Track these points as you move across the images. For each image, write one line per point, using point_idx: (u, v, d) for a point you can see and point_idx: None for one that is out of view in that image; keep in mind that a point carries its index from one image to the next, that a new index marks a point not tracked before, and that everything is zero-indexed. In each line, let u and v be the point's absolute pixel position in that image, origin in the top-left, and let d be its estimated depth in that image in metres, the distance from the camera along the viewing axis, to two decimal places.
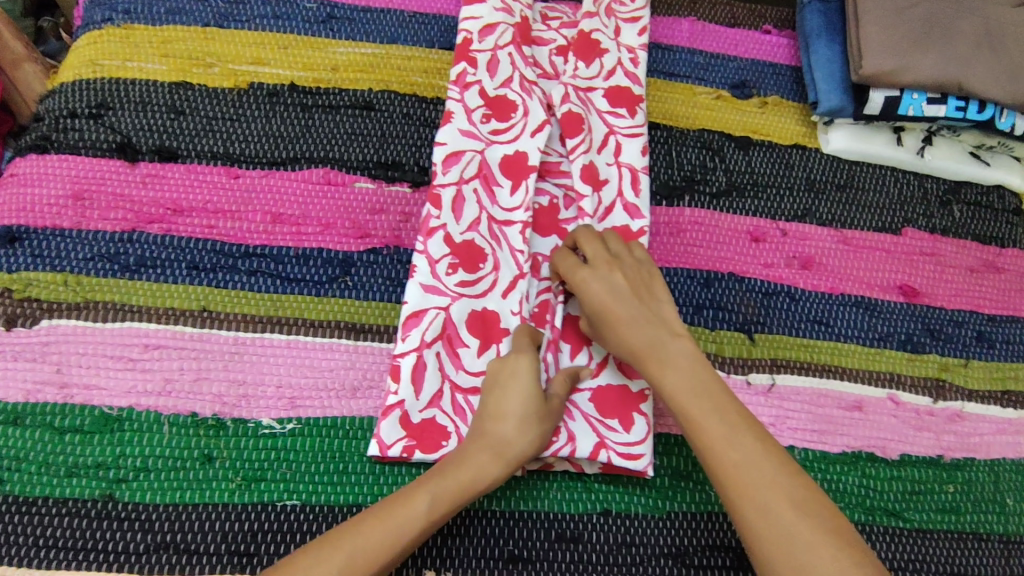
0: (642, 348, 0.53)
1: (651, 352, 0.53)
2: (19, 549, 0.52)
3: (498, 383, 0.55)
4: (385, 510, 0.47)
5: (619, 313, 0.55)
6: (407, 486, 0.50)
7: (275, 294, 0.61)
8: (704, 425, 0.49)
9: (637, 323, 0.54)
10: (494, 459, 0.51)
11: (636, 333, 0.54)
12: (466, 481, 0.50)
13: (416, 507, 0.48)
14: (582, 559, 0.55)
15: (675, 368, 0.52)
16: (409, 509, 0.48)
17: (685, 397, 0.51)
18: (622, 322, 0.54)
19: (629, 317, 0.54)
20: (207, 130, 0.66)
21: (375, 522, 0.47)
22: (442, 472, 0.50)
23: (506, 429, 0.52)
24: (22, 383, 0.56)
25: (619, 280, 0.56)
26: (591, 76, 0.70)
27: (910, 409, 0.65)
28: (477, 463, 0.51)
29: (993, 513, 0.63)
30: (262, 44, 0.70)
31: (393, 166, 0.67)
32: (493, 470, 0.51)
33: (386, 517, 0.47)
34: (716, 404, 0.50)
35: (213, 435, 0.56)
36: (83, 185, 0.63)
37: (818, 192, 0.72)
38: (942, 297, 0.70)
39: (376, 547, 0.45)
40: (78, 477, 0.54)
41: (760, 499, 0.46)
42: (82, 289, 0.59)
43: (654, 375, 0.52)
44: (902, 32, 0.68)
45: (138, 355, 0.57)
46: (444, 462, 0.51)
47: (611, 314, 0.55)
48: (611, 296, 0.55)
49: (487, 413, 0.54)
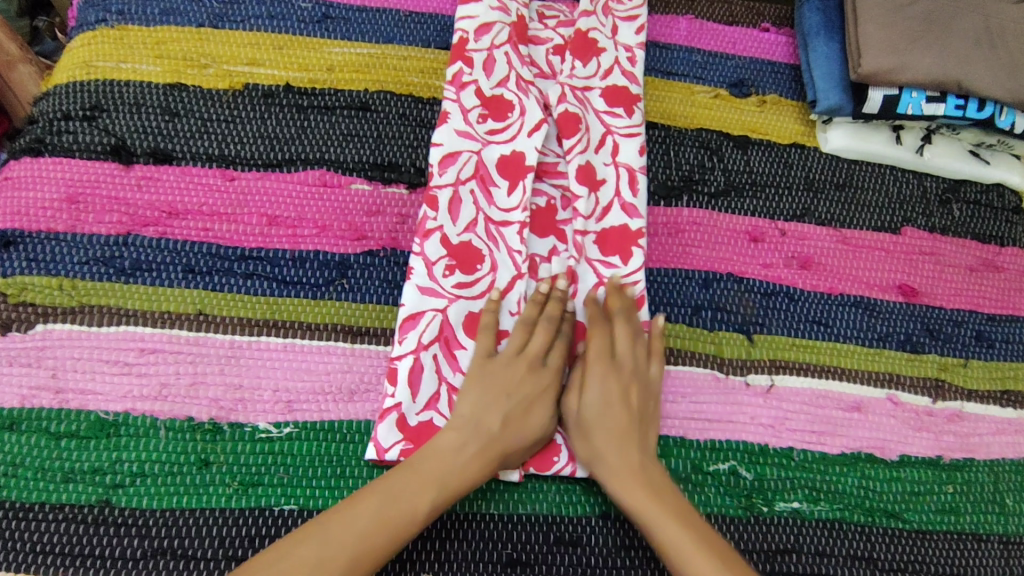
0: (633, 469, 0.53)
1: (642, 477, 0.53)
2: (17, 555, 0.51)
3: (514, 380, 0.55)
4: (389, 505, 0.49)
5: (622, 428, 0.54)
6: (409, 476, 0.50)
7: (272, 297, 0.61)
8: (694, 562, 0.49)
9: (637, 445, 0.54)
10: (495, 463, 0.53)
11: (633, 453, 0.54)
12: (467, 480, 0.51)
13: (420, 506, 0.49)
14: (581, 562, 0.55)
15: (661, 496, 0.52)
16: (413, 505, 0.49)
17: (673, 526, 0.50)
18: (619, 438, 0.54)
19: (629, 434, 0.54)
20: (202, 132, 0.66)
21: (377, 518, 0.48)
22: (445, 468, 0.51)
23: (518, 436, 0.54)
24: (18, 389, 0.56)
25: (618, 390, 0.56)
26: (587, 76, 0.69)
27: (910, 409, 0.65)
28: (482, 463, 0.52)
29: (993, 513, 0.63)
30: (256, 44, 0.70)
31: (389, 168, 0.67)
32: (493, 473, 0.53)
33: (385, 516, 0.48)
34: (704, 539, 0.50)
35: (210, 439, 0.56)
36: (77, 188, 0.62)
37: (817, 191, 0.72)
38: (942, 296, 0.70)
39: (378, 545, 0.47)
40: (74, 482, 0.54)
41: None
42: (78, 294, 0.59)
43: (641, 498, 0.52)
44: (901, 31, 0.68)
45: (133, 360, 0.57)
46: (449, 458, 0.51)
47: (607, 427, 0.54)
48: (615, 407, 0.55)
49: (501, 408, 0.54)
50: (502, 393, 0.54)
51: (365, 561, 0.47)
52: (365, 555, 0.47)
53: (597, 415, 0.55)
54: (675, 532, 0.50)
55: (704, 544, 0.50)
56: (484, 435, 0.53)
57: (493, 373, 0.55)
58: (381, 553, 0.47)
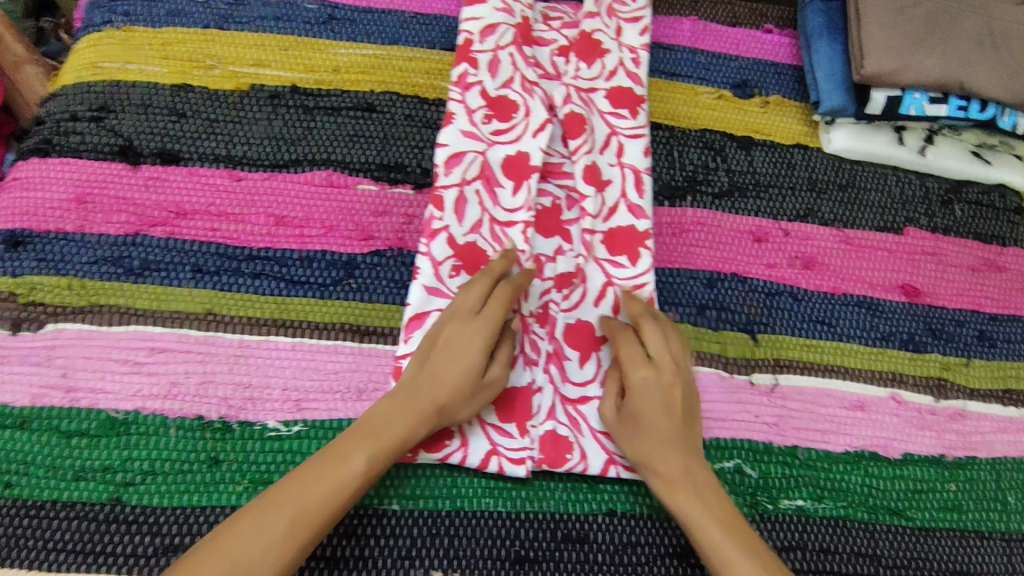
0: (679, 477, 0.52)
1: (692, 481, 0.52)
2: (28, 553, 0.52)
3: (439, 338, 0.54)
4: (317, 475, 0.48)
5: (666, 434, 0.53)
6: (337, 443, 0.49)
7: (280, 297, 0.61)
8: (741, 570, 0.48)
9: (681, 450, 0.53)
10: (424, 420, 0.51)
11: (678, 459, 0.53)
12: (393, 438, 0.50)
13: (352, 467, 0.48)
14: (588, 559, 0.56)
15: (708, 500, 0.51)
16: (342, 467, 0.48)
17: (718, 531, 0.50)
18: (662, 438, 0.53)
19: (674, 438, 0.53)
20: (209, 133, 0.66)
21: (312, 488, 0.47)
22: (370, 431, 0.50)
23: (445, 388, 0.52)
24: (29, 388, 0.56)
25: (662, 391, 0.54)
26: (592, 77, 0.70)
27: (913, 408, 0.66)
28: (407, 420, 0.51)
29: (995, 511, 0.63)
30: (262, 46, 0.70)
31: (395, 168, 0.67)
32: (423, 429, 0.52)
33: (319, 482, 0.47)
34: (751, 547, 0.49)
35: (219, 438, 0.56)
36: (86, 188, 0.63)
37: (820, 191, 0.73)
38: (945, 296, 0.70)
39: (313, 513, 0.46)
40: (85, 480, 0.54)
41: None
42: (87, 293, 0.59)
43: (687, 506, 0.51)
44: (904, 32, 0.68)
45: (143, 359, 0.58)
46: (377, 417, 0.51)
47: (649, 428, 0.53)
48: (662, 412, 0.54)
49: (428, 367, 0.53)
50: (428, 353, 0.54)
51: (302, 529, 0.46)
52: (301, 522, 0.46)
53: (636, 420, 0.54)
54: (718, 537, 0.50)
55: (746, 548, 0.49)
56: (410, 394, 0.52)
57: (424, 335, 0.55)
58: (314, 520, 0.46)
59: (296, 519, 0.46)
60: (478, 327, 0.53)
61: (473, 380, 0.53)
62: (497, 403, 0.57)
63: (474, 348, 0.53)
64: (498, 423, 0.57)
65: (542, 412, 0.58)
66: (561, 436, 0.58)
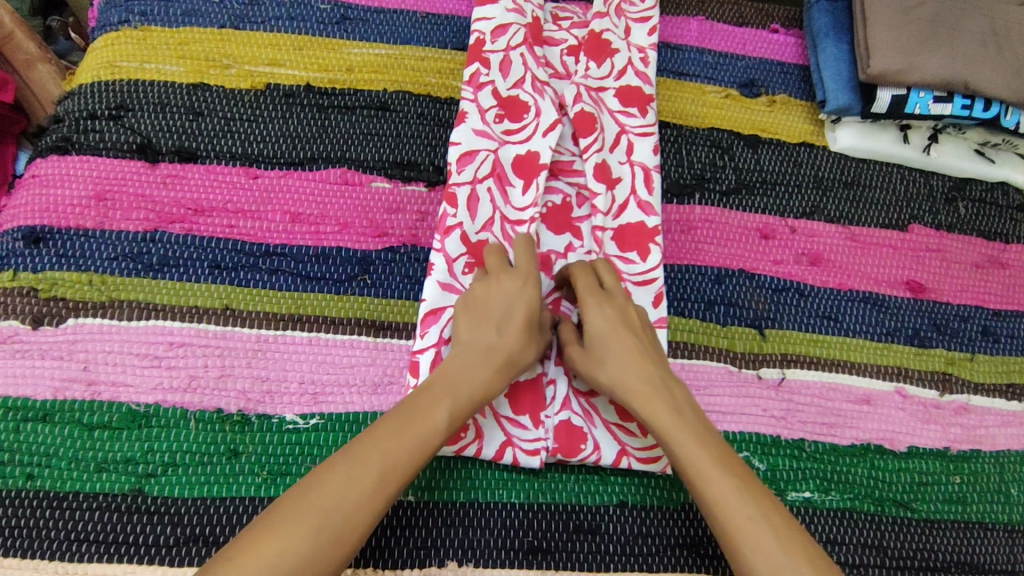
0: (651, 391, 0.53)
1: (664, 395, 0.53)
2: (52, 543, 0.53)
3: (490, 295, 0.56)
4: (398, 433, 0.48)
5: (631, 354, 0.55)
6: (417, 399, 0.51)
7: (297, 292, 0.62)
8: (716, 482, 0.49)
9: (648, 366, 0.55)
10: (500, 371, 0.54)
11: (642, 376, 0.54)
12: (476, 390, 0.52)
13: (436, 420, 0.50)
14: (600, 549, 0.57)
15: (681, 415, 0.52)
16: (429, 420, 0.50)
17: (696, 446, 0.51)
18: (630, 355, 0.55)
19: (640, 358, 0.55)
20: (225, 131, 0.67)
21: (395, 448, 0.48)
22: (450, 386, 0.52)
23: (515, 340, 0.55)
24: (51, 381, 0.57)
25: (621, 314, 0.57)
26: (602, 76, 0.71)
27: (917, 402, 0.67)
28: (486, 371, 0.53)
29: (998, 503, 0.65)
30: (277, 45, 0.71)
31: (409, 166, 0.68)
32: (501, 380, 0.54)
33: (403, 440, 0.48)
34: (726, 461, 0.50)
35: (238, 430, 0.57)
36: (105, 186, 0.64)
37: (826, 189, 0.74)
38: (949, 292, 0.71)
39: (404, 465, 0.48)
40: (107, 472, 0.55)
41: (775, 554, 0.46)
42: (107, 289, 0.60)
43: (659, 416, 0.52)
44: (909, 33, 0.69)
45: (163, 353, 0.59)
46: (452, 373, 0.52)
47: (615, 346, 0.55)
48: (618, 333, 0.56)
49: (490, 323, 0.55)
50: (488, 311, 0.56)
51: (390, 480, 0.47)
52: (392, 471, 0.47)
53: (604, 337, 0.56)
54: (696, 449, 0.51)
55: (720, 462, 0.50)
56: (483, 349, 0.54)
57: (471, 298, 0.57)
58: (405, 471, 0.48)
59: (386, 470, 0.47)
60: (531, 281, 0.57)
61: (535, 332, 0.56)
62: (511, 396, 0.58)
63: (529, 301, 0.56)
64: (512, 415, 0.58)
65: (556, 403, 0.59)
66: (575, 426, 0.58)
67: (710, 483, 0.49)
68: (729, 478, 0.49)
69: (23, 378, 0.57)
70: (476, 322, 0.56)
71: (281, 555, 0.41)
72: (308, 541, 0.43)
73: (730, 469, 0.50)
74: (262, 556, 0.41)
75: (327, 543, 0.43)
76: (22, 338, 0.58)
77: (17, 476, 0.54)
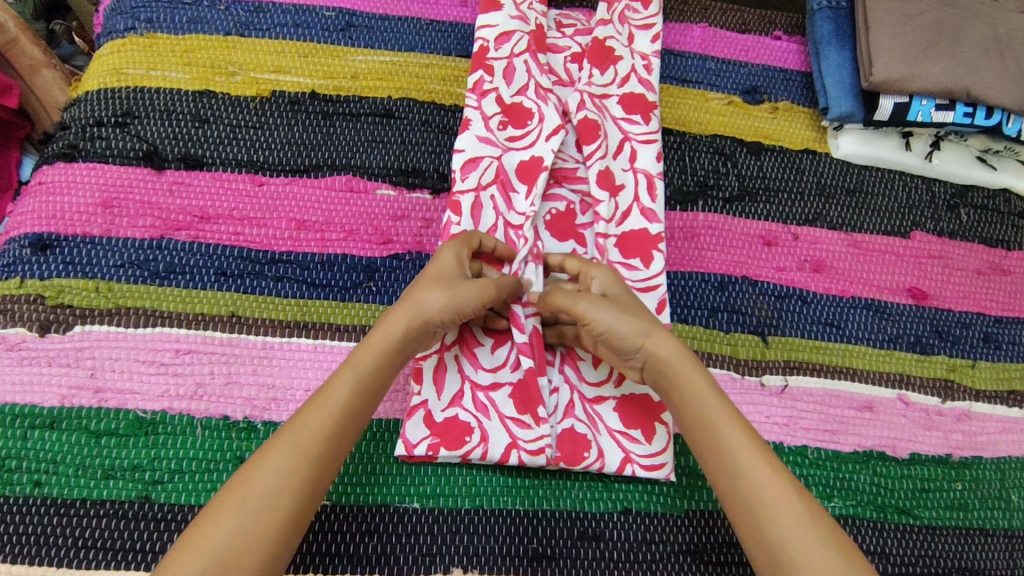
0: (676, 348, 0.53)
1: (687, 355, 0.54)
2: (58, 550, 0.53)
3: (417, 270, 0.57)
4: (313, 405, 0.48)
5: (649, 314, 0.56)
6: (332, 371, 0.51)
7: (302, 300, 0.62)
8: (741, 439, 0.49)
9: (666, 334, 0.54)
10: (407, 320, 0.52)
11: (666, 344, 0.53)
12: (385, 340, 0.51)
13: (341, 383, 0.49)
14: (604, 556, 0.57)
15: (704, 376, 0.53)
16: (335, 385, 0.49)
17: (722, 406, 0.51)
18: (649, 314, 0.55)
19: (656, 318, 0.56)
20: (231, 139, 0.68)
21: (310, 420, 0.48)
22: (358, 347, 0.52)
23: (416, 287, 0.53)
24: (57, 388, 0.57)
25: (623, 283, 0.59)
26: (605, 83, 0.71)
27: (920, 409, 0.67)
28: (393, 323, 0.52)
29: (999, 509, 0.65)
30: (282, 53, 0.71)
31: (413, 173, 0.69)
32: (406, 328, 0.52)
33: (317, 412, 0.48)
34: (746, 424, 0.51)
35: (244, 437, 0.57)
36: (112, 193, 0.64)
37: (829, 196, 0.74)
38: (951, 299, 0.72)
39: (315, 426, 0.47)
40: (115, 479, 0.55)
41: (800, 511, 0.46)
42: (114, 296, 0.61)
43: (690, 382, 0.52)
44: (912, 41, 0.70)
45: (169, 360, 0.59)
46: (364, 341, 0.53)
47: (634, 303, 0.56)
48: (632, 295, 0.57)
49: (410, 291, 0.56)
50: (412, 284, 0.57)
51: (305, 446, 0.47)
52: (301, 440, 0.47)
53: (620, 295, 0.56)
54: (722, 408, 0.51)
55: (744, 425, 0.51)
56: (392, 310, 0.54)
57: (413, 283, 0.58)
58: (317, 433, 0.47)
59: (298, 438, 0.47)
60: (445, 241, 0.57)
61: (442, 277, 0.54)
62: (513, 397, 0.58)
63: (438, 255, 0.56)
64: (516, 417, 0.58)
65: (560, 410, 0.59)
66: (579, 433, 0.59)
67: (736, 440, 0.49)
68: (753, 439, 0.50)
69: (31, 385, 0.57)
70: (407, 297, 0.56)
71: (216, 540, 0.42)
72: (235, 520, 0.43)
73: (756, 441, 0.50)
74: (200, 543, 0.42)
75: (255, 515, 0.43)
76: (30, 345, 0.58)
77: (24, 482, 0.55)
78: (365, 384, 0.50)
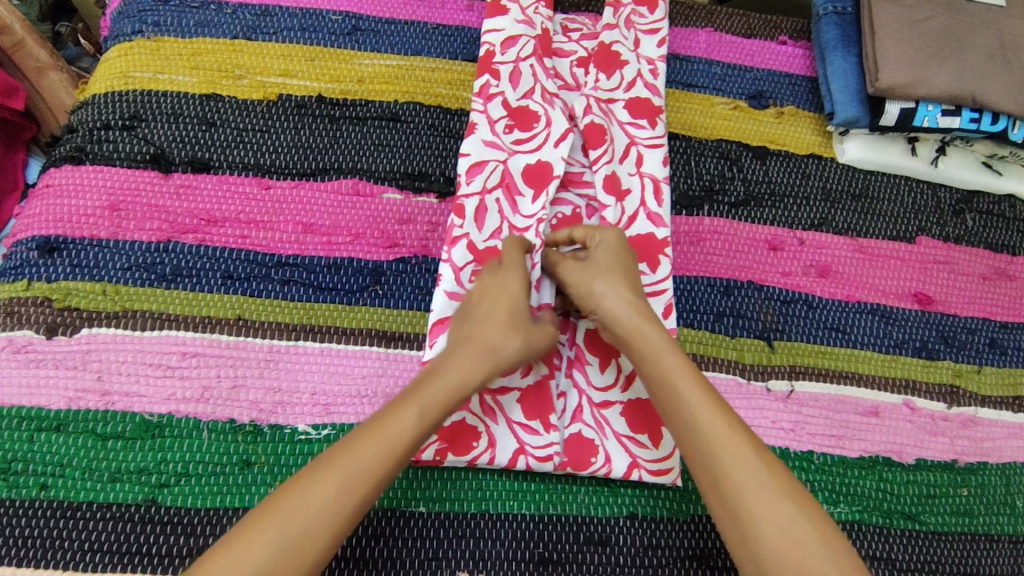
0: (646, 325, 0.54)
1: (660, 330, 0.54)
2: (64, 553, 0.53)
3: (477, 295, 0.56)
4: (373, 440, 0.47)
5: (628, 283, 0.56)
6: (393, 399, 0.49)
7: (308, 303, 0.62)
8: (711, 421, 0.49)
9: (628, 293, 0.56)
10: (480, 365, 0.52)
11: (632, 312, 0.55)
12: (454, 383, 0.50)
13: (407, 421, 0.48)
14: (610, 561, 0.57)
15: (675, 352, 0.52)
16: (399, 421, 0.48)
17: (694, 387, 0.50)
18: (626, 283, 0.56)
19: (635, 288, 0.56)
20: (238, 142, 0.68)
21: (364, 456, 0.46)
22: (425, 382, 0.50)
23: (499, 331, 0.53)
24: (64, 391, 0.57)
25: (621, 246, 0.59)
26: (611, 88, 0.71)
27: (925, 414, 0.67)
28: (463, 366, 0.51)
29: (1004, 515, 0.65)
30: (289, 57, 0.72)
31: (419, 177, 0.69)
32: (482, 374, 0.52)
33: (375, 449, 0.46)
34: (720, 401, 0.50)
35: (250, 441, 0.57)
36: (119, 196, 0.64)
37: (834, 201, 0.74)
38: (956, 304, 0.72)
39: (371, 464, 0.46)
40: (122, 482, 0.55)
41: (769, 495, 0.46)
42: (121, 299, 0.61)
43: (651, 348, 0.53)
44: (917, 47, 0.70)
45: (176, 363, 0.59)
46: (431, 370, 0.51)
47: (612, 271, 0.57)
48: (620, 261, 0.58)
49: (473, 319, 0.54)
50: (471, 308, 0.55)
51: (355, 489, 0.45)
52: (355, 479, 0.45)
53: (604, 260, 0.57)
54: (692, 389, 0.50)
55: (719, 404, 0.50)
56: (463, 344, 0.53)
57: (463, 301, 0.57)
58: (371, 476, 0.46)
59: (351, 479, 0.45)
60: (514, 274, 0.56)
61: (522, 322, 0.54)
62: (522, 400, 0.59)
63: (512, 289, 0.55)
64: (524, 421, 0.58)
65: (568, 414, 0.59)
66: (586, 438, 0.59)
67: (707, 421, 0.49)
68: (727, 418, 0.49)
69: (37, 388, 0.57)
70: (462, 320, 0.55)
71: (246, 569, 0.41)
72: (267, 554, 0.42)
73: (731, 420, 0.49)
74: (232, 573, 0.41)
75: (291, 552, 0.43)
76: (36, 348, 0.58)
77: (31, 485, 0.55)
78: (428, 426, 0.49)
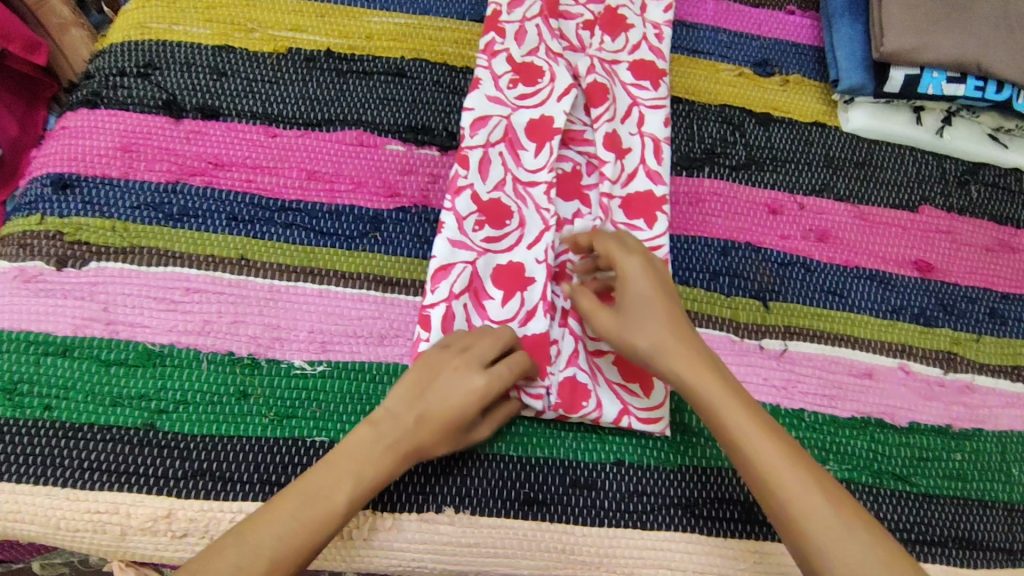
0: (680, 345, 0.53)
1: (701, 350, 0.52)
2: (65, 471, 0.55)
3: (445, 399, 0.53)
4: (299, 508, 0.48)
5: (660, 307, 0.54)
6: (329, 467, 0.50)
7: (309, 245, 0.64)
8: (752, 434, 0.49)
9: (667, 314, 0.54)
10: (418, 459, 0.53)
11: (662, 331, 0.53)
12: (371, 476, 0.50)
13: (338, 496, 0.49)
14: (596, 504, 0.58)
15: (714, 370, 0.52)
16: (330, 501, 0.49)
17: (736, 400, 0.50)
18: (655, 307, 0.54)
19: (667, 310, 0.54)
20: (247, 91, 0.69)
21: (283, 525, 0.47)
22: (365, 467, 0.50)
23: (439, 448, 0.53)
24: (71, 318, 0.59)
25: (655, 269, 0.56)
26: (616, 50, 0.72)
27: (921, 379, 0.67)
28: (383, 460, 0.51)
29: (999, 481, 0.64)
30: (301, 13, 0.73)
31: (424, 131, 0.70)
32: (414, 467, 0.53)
33: (302, 517, 0.48)
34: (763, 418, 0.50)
35: (248, 372, 0.59)
36: (131, 138, 0.66)
37: (837, 168, 0.74)
38: (958, 273, 0.71)
39: (287, 534, 0.47)
40: (123, 407, 0.57)
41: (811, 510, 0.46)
42: (129, 235, 0.63)
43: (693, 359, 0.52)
44: (925, 12, 0.70)
45: (179, 297, 0.61)
46: (373, 451, 0.51)
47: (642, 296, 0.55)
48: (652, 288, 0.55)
49: (429, 416, 0.53)
50: (430, 391, 0.53)
51: (284, 563, 0.46)
52: (284, 552, 0.46)
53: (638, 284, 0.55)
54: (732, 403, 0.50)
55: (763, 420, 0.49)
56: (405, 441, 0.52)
57: (430, 379, 0.54)
58: (282, 551, 0.46)
59: (261, 545, 0.46)
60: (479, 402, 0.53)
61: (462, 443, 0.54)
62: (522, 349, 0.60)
63: (468, 403, 0.53)
64: None
65: (563, 358, 0.60)
66: (579, 382, 0.59)
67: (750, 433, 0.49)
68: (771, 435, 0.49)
69: (46, 315, 0.59)
70: (416, 398, 0.53)
71: None
72: None
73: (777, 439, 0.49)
74: None
75: None
76: (47, 278, 0.60)
77: (35, 406, 0.57)
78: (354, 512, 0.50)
